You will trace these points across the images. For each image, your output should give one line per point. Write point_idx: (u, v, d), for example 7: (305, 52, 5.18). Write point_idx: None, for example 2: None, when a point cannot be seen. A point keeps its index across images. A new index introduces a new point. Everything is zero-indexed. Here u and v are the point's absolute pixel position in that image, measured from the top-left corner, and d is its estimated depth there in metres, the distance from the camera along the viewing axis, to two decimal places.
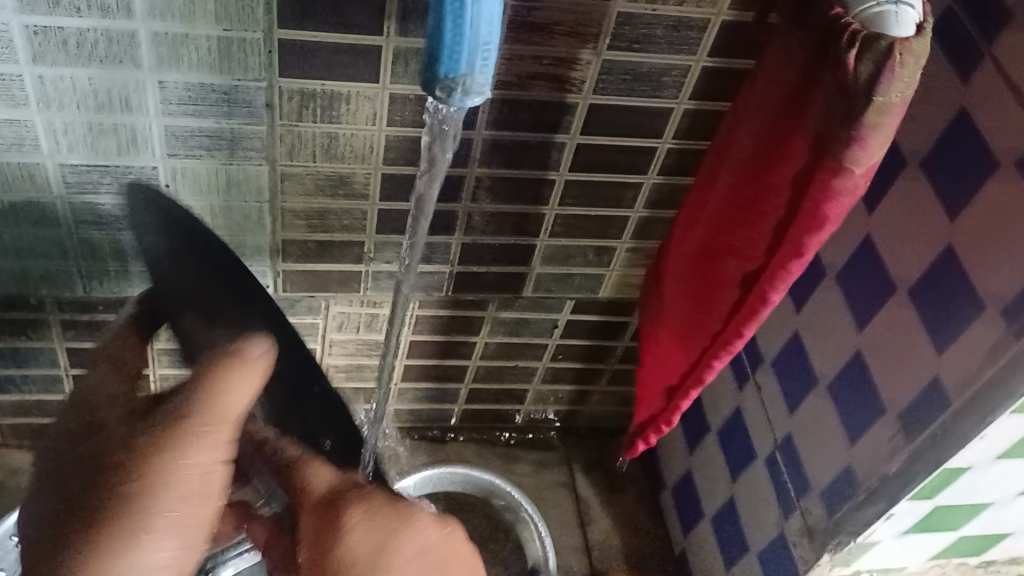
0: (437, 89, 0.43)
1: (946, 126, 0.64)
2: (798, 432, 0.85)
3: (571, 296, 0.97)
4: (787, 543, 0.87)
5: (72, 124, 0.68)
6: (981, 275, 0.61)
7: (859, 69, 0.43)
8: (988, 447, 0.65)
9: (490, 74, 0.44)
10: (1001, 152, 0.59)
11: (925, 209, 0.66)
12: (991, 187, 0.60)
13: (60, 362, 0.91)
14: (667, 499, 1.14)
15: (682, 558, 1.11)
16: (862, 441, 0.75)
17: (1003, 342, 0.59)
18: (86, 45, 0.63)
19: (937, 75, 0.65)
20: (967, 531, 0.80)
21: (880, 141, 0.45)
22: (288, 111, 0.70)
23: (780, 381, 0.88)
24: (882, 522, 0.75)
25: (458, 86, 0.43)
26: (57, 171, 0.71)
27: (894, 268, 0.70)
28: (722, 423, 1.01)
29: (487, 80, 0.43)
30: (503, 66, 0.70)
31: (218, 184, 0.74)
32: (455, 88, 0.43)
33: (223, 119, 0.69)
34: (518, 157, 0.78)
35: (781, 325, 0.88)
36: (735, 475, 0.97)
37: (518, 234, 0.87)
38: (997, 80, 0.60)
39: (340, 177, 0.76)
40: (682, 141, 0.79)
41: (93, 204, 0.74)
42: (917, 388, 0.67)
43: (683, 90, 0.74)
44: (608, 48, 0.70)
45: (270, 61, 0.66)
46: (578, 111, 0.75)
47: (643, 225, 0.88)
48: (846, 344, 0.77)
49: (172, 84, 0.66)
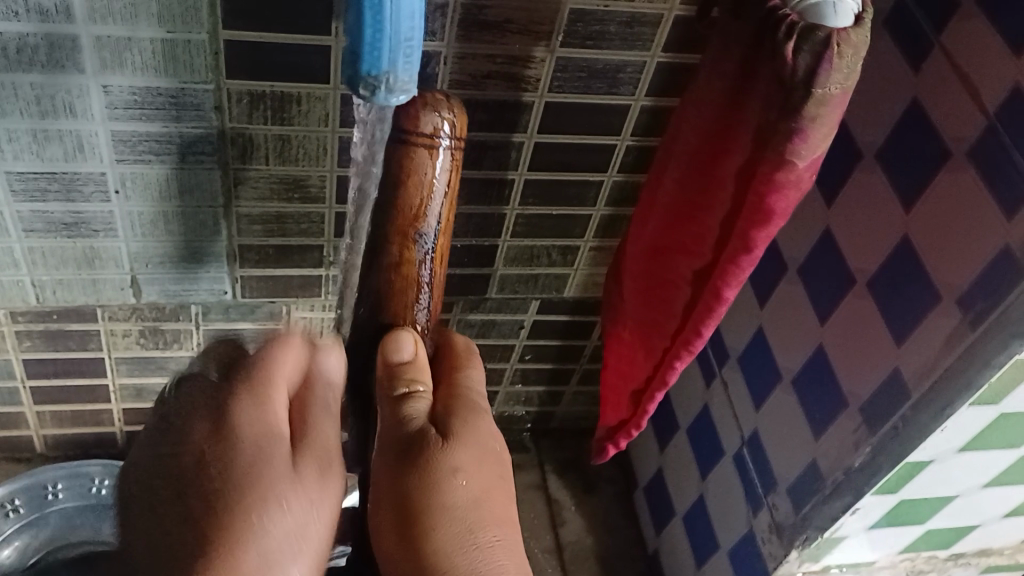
0: (361, 87, 0.43)
1: (897, 118, 0.64)
2: (763, 428, 0.85)
3: (537, 296, 0.96)
4: (755, 539, 0.86)
5: (16, 132, 0.66)
6: (936, 265, 0.61)
7: (797, 61, 0.43)
8: (950, 440, 0.65)
9: (416, 71, 0.43)
10: (953, 141, 0.59)
11: (881, 200, 0.66)
12: (942, 176, 0.60)
13: (17, 373, 0.89)
14: (640, 498, 1.14)
15: (655, 557, 1.10)
16: (826, 435, 0.74)
17: (958, 332, 0.59)
18: (25, 51, 0.61)
19: (888, 65, 0.65)
20: (935, 524, 0.80)
21: (823, 133, 0.45)
22: (238, 113, 0.69)
23: (745, 376, 0.88)
24: (849, 516, 0.75)
25: (381, 83, 0.43)
26: (3, 179, 0.70)
27: (853, 260, 0.70)
28: (691, 421, 1.00)
29: (411, 75, 0.43)
30: (455, 65, 0.69)
31: (170, 189, 0.74)
32: (379, 86, 0.43)
33: (172, 123, 0.68)
34: (478, 157, 0.78)
35: (746, 320, 0.87)
36: (705, 473, 0.97)
37: (480, 235, 0.86)
38: (948, 68, 0.60)
39: (295, 179, 0.75)
40: (640, 138, 0.79)
41: (42, 211, 0.73)
42: (878, 380, 0.67)
43: (640, 86, 0.74)
44: (561, 45, 0.69)
45: (216, 62, 0.65)
46: (535, 110, 0.74)
47: (605, 224, 0.88)
48: (809, 338, 0.77)
49: (116, 88, 0.65)
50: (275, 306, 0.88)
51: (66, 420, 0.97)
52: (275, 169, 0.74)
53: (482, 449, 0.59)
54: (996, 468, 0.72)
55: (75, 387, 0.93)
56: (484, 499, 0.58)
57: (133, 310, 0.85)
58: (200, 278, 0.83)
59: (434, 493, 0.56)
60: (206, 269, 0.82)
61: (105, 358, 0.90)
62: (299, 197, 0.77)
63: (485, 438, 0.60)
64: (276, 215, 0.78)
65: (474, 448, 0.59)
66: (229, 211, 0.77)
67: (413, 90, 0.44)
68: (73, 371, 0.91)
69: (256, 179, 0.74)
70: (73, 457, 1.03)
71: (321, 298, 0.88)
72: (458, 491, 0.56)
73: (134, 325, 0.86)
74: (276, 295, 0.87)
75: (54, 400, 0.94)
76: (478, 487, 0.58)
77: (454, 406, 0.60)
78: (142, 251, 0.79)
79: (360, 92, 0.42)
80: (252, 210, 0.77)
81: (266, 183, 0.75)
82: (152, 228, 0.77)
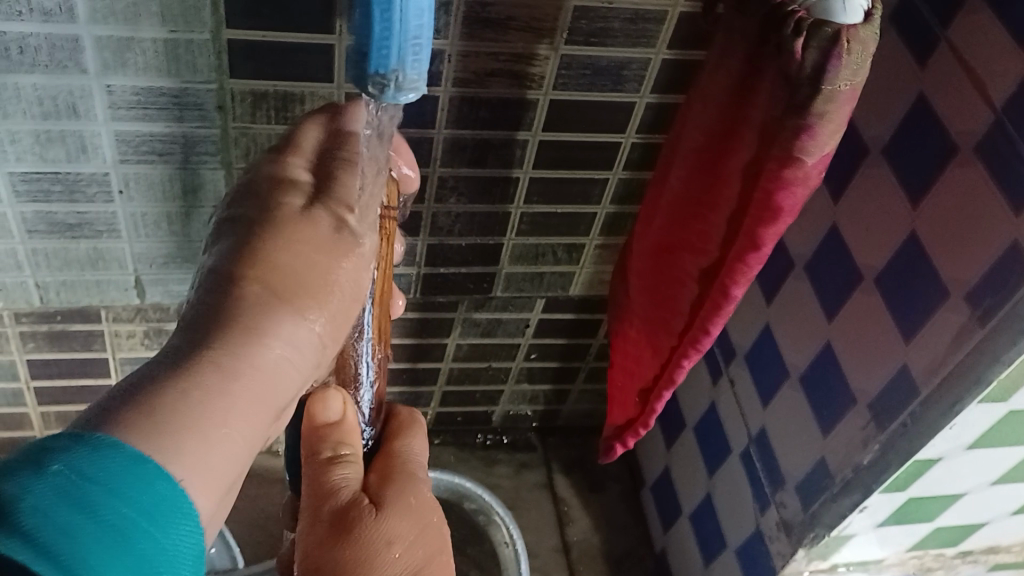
0: (369, 85, 0.42)
1: (904, 113, 0.64)
2: (771, 425, 0.84)
3: (542, 295, 0.95)
4: (763, 537, 0.86)
5: (18, 132, 0.66)
6: (944, 261, 0.61)
7: (806, 57, 0.42)
8: (959, 437, 0.65)
9: (425, 69, 0.43)
10: (961, 136, 0.59)
11: (888, 196, 0.66)
12: (950, 171, 0.60)
13: (21, 374, 0.89)
14: (647, 496, 1.13)
15: (662, 556, 1.09)
16: (835, 432, 0.74)
17: (968, 328, 0.59)
18: (28, 51, 0.61)
19: (893, 60, 0.64)
20: (943, 521, 0.79)
21: (831, 130, 0.44)
22: (241, 113, 0.68)
23: (752, 374, 0.88)
24: (858, 514, 0.74)
25: (390, 82, 0.42)
26: (7, 180, 0.70)
27: (860, 257, 0.70)
28: (697, 419, 1.00)
29: (419, 73, 0.42)
30: (458, 63, 0.68)
31: (173, 189, 0.73)
32: (387, 84, 0.42)
33: (175, 123, 0.68)
34: (482, 156, 0.77)
35: (752, 318, 0.87)
36: (712, 471, 0.96)
37: (484, 233, 0.86)
38: (954, 62, 0.59)
39: None
40: (645, 135, 0.78)
41: (46, 212, 0.73)
42: (886, 377, 0.67)
43: (645, 83, 0.73)
44: (565, 43, 0.68)
45: (219, 62, 0.64)
46: (539, 107, 0.74)
47: (610, 221, 0.87)
48: (816, 335, 0.76)
49: (119, 88, 0.65)
50: None
51: (71, 420, 0.97)
52: None
53: (415, 529, 0.67)
54: (1005, 466, 0.72)
55: (80, 388, 0.92)
56: (425, 566, 0.67)
57: (137, 311, 0.84)
58: None
59: (369, 567, 0.64)
60: None
61: (109, 359, 0.90)
62: None
63: (419, 509, 0.67)
64: None
65: (413, 525, 0.67)
66: None
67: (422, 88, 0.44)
68: (79, 372, 0.90)
69: None
70: None
71: None
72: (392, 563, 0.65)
73: (138, 325, 0.86)
74: None
75: (59, 400, 0.94)
76: (412, 555, 0.66)
77: (391, 473, 0.69)
78: (146, 252, 0.78)
79: (369, 90, 0.41)
80: None
81: None
82: (156, 229, 0.76)
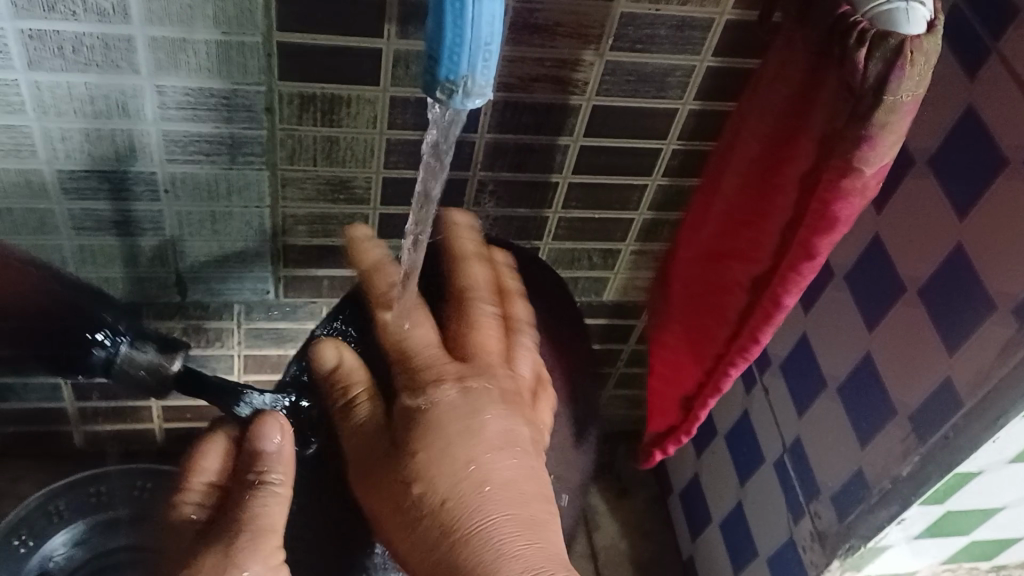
0: (437, 91, 0.43)
1: (953, 125, 0.63)
2: (807, 435, 0.84)
3: (575, 299, 0.96)
4: (796, 547, 0.86)
5: (69, 131, 0.67)
6: (992, 275, 0.60)
7: (868, 67, 0.42)
8: (1001, 451, 0.64)
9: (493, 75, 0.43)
10: (1011, 149, 0.59)
11: (934, 208, 0.66)
12: (1000, 185, 0.59)
13: (61, 370, 0.90)
14: (675, 503, 1.13)
15: (689, 564, 1.09)
16: (874, 444, 0.74)
17: (1016, 342, 0.58)
18: (82, 51, 0.62)
19: (942, 73, 0.64)
20: (979, 535, 0.79)
21: (890, 141, 0.44)
22: (288, 115, 0.69)
23: (788, 383, 0.88)
24: (894, 526, 0.74)
25: (459, 87, 0.42)
26: (56, 177, 0.70)
27: (905, 268, 0.69)
28: (729, 426, 1.00)
29: (489, 80, 0.43)
30: (504, 68, 0.69)
31: (218, 189, 0.74)
32: (455, 90, 0.43)
33: (223, 124, 0.69)
34: (523, 159, 0.78)
35: (790, 326, 0.87)
36: (744, 480, 0.96)
37: (521, 238, 0.86)
38: (1006, 75, 0.59)
39: (341, 181, 0.76)
40: (686, 142, 0.78)
41: (92, 209, 0.74)
42: (929, 390, 0.66)
43: (688, 90, 0.73)
44: (611, 49, 0.69)
45: (269, 64, 0.65)
46: (582, 112, 0.74)
47: (648, 227, 0.88)
48: (856, 345, 0.76)
49: (170, 89, 0.65)
50: (317, 307, 0.89)
51: (108, 416, 0.98)
52: (322, 170, 0.74)
53: (445, 462, 0.55)
54: None
55: (118, 383, 0.93)
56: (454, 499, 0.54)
57: (177, 308, 0.85)
58: (244, 277, 0.83)
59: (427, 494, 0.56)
60: (249, 268, 0.83)
61: None
62: (345, 199, 0.77)
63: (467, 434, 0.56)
64: (321, 216, 0.79)
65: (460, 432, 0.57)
66: (275, 212, 0.77)
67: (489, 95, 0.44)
68: None
69: (303, 180, 0.75)
70: (113, 452, 1.03)
71: None
72: (454, 467, 0.55)
73: (177, 323, 0.87)
74: (318, 296, 0.88)
75: (96, 394, 0.94)
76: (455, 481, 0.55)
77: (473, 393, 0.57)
78: (189, 250, 0.79)
79: (438, 95, 0.42)
80: (297, 210, 0.78)
81: (313, 184, 0.75)
82: (199, 228, 0.77)
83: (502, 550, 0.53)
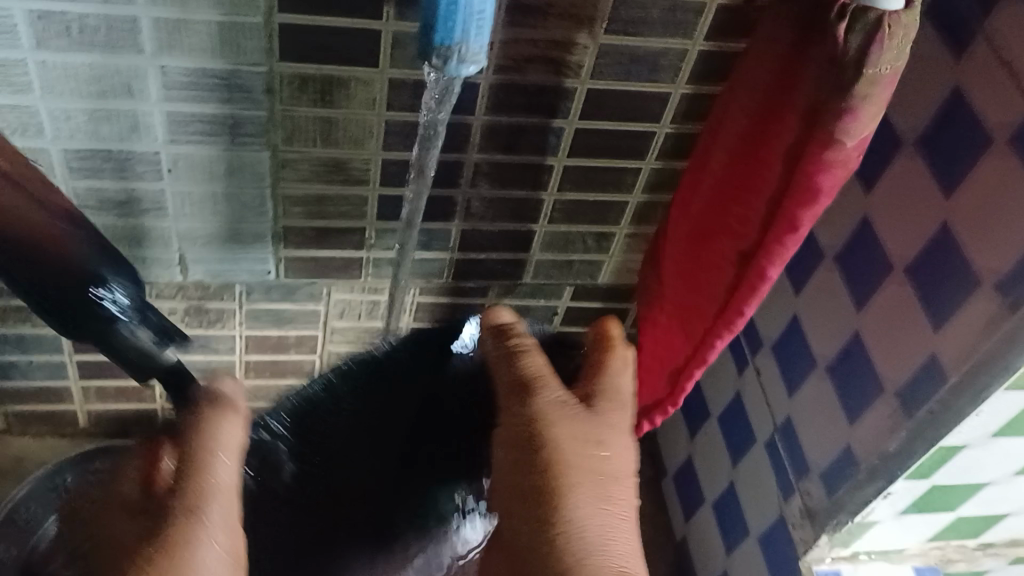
0: (433, 56, 0.45)
1: (939, 106, 0.65)
2: (797, 414, 0.86)
3: (571, 282, 0.97)
4: (786, 525, 0.87)
5: (74, 110, 0.68)
6: (977, 252, 0.62)
7: (849, 40, 0.44)
8: (985, 425, 0.66)
9: (485, 42, 0.46)
10: (995, 128, 0.60)
11: (922, 187, 0.67)
12: (985, 163, 0.61)
13: (65, 349, 0.92)
14: (669, 486, 1.15)
15: (682, 545, 1.11)
16: (862, 421, 0.75)
17: (999, 317, 0.60)
18: (88, 31, 0.63)
19: (930, 55, 0.66)
20: (966, 511, 0.81)
21: (872, 112, 0.45)
22: (287, 96, 0.70)
23: (780, 364, 0.89)
24: (881, 500, 0.75)
25: (453, 53, 0.45)
26: (61, 157, 0.72)
27: (893, 248, 0.71)
28: (722, 409, 1.01)
29: (481, 47, 0.45)
30: (500, 49, 0.70)
31: (219, 169, 0.75)
32: (450, 56, 0.45)
33: (224, 104, 0.70)
34: (518, 142, 0.79)
35: (781, 308, 0.89)
36: (736, 461, 0.98)
37: (517, 220, 0.88)
38: (991, 56, 0.60)
39: (339, 162, 0.77)
40: (679, 125, 0.80)
41: (96, 189, 0.75)
42: (916, 366, 0.68)
43: (680, 73, 0.75)
44: (605, 32, 0.70)
45: (270, 46, 0.66)
46: (576, 95, 0.75)
47: (641, 210, 0.89)
48: (845, 325, 0.77)
49: (173, 69, 0.67)
50: (315, 288, 0.91)
51: (110, 395, 0.99)
52: (321, 151, 0.76)
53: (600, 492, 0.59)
54: None
55: (121, 363, 0.95)
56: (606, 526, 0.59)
57: (179, 288, 0.87)
58: (244, 258, 0.85)
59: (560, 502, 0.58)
60: (249, 249, 0.84)
61: None
62: (343, 180, 0.79)
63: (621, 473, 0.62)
64: (320, 197, 0.80)
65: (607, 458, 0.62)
66: (275, 192, 0.79)
67: (482, 62, 0.47)
68: None
69: (303, 161, 0.76)
70: (114, 432, 1.05)
71: (362, 281, 0.91)
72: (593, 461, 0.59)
73: (179, 302, 0.89)
74: (318, 277, 0.89)
75: (98, 374, 0.96)
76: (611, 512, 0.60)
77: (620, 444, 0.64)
78: (191, 230, 0.81)
79: (433, 60, 0.44)
80: (296, 191, 0.79)
81: (312, 165, 0.77)
82: (200, 209, 0.79)
83: (606, 537, 0.57)
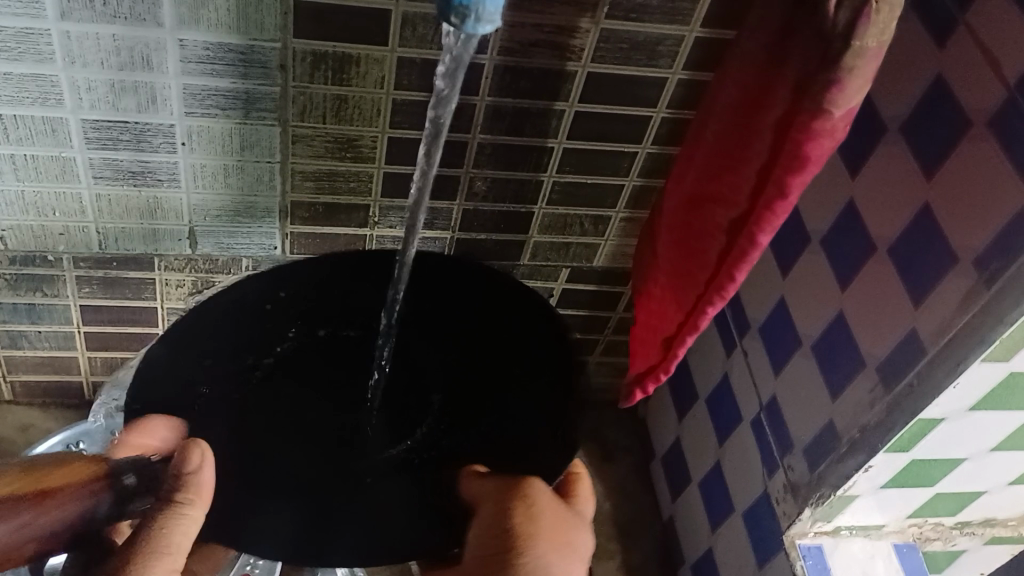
0: (451, 17, 0.47)
1: (922, 92, 0.68)
2: (782, 392, 0.89)
3: (566, 264, 1.00)
4: (769, 500, 0.90)
5: (94, 81, 0.71)
6: (954, 230, 0.65)
7: (839, 16, 0.47)
8: (961, 398, 0.68)
9: (500, 4, 0.47)
10: (975, 112, 0.63)
11: (903, 169, 0.71)
12: (964, 145, 0.64)
13: (74, 319, 0.94)
14: (657, 468, 1.18)
15: (669, 524, 1.14)
16: (843, 395, 0.78)
17: (975, 290, 0.63)
18: (111, 4, 0.66)
19: (915, 44, 0.69)
20: (943, 489, 0.83)
21: (859, 85, 0.49)
22: (301, 72, 0.73)
23: (765, 345, 0.93)
24: (861, 475, 0.78)
25: (471, 13, 0.46)
26: (80, 127, 0.75)
27: (875, 229, 0.74)
28: (710, 390, 1.05)
29: (496, 9, 0.47)
30: (505, 32, 0.73)
31: (232, 143, 0.78)
32: (468, 17, 0.47)
33: (239, 80, 0.73)
34: (520, 124, 0.82)
35: (768, 291, 0.92)
36: (723, 440, 1.01)
37: (517, 202, 0.91)
38: (972, 45, 0.64)
39: (348, 139, 0.80)
40: (675, 112, 0.83)
41: (112, 160, 0.78)
42: (895, 340, 0.71)
43: (677, 59, 0.78)
44: (606, 18, 0.73)
45: (285, 23, 0.69)
46: (577, 79, 0.79)
47: (636, 194, 0.92)
48: (829, 304, 0.81)
49: (191, 43, 0.69)
50: None
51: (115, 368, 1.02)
52: (330, 128, 0.78)
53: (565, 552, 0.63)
54: (1005, 433, 0.74)
55: (127, 334, 0.98)
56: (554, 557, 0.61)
57: (188, 261, 0.90)
58: (252, 233, 0.87)
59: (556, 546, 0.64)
60: (259, 224, 0.87)
61: (159, 308, 0.95)
62: (351, 157, 0.82)
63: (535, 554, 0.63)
64: (328, 173, 0.83)
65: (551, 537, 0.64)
66: (284, 167, 0.81)
67: (497, 24, 0.48)
68: (126, 320, 0.96)
69: (312, 137, 0.79)
70: None
71: None
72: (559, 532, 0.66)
73: (187, 275, 0.92)
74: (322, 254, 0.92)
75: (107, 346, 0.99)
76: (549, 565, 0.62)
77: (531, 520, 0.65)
78: (202, 203, 0.83)
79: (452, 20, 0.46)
80: (305, 167, 0.82)
81: (321, 141, 0.80)
82: (212, 181, 0.81)
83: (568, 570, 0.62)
